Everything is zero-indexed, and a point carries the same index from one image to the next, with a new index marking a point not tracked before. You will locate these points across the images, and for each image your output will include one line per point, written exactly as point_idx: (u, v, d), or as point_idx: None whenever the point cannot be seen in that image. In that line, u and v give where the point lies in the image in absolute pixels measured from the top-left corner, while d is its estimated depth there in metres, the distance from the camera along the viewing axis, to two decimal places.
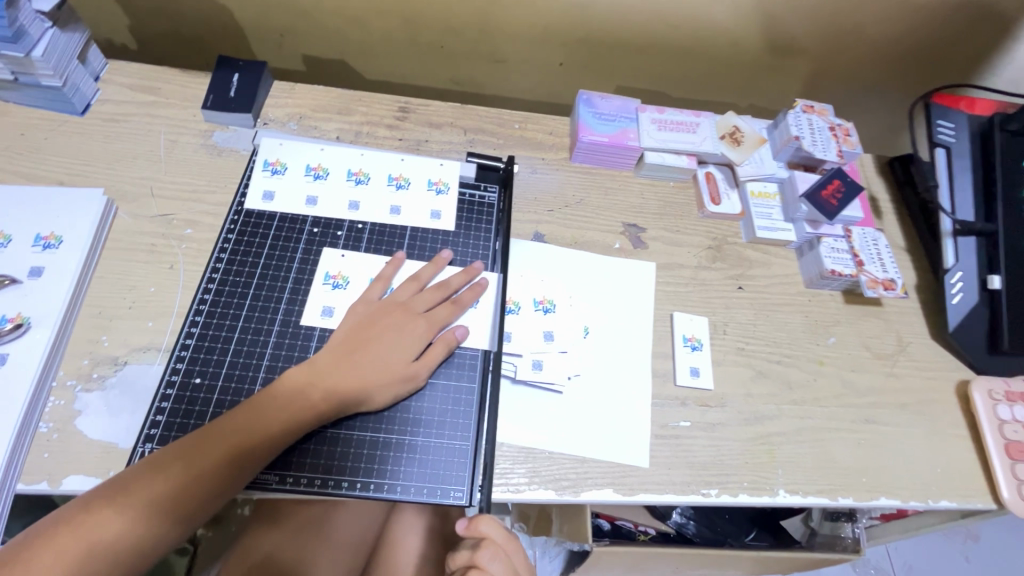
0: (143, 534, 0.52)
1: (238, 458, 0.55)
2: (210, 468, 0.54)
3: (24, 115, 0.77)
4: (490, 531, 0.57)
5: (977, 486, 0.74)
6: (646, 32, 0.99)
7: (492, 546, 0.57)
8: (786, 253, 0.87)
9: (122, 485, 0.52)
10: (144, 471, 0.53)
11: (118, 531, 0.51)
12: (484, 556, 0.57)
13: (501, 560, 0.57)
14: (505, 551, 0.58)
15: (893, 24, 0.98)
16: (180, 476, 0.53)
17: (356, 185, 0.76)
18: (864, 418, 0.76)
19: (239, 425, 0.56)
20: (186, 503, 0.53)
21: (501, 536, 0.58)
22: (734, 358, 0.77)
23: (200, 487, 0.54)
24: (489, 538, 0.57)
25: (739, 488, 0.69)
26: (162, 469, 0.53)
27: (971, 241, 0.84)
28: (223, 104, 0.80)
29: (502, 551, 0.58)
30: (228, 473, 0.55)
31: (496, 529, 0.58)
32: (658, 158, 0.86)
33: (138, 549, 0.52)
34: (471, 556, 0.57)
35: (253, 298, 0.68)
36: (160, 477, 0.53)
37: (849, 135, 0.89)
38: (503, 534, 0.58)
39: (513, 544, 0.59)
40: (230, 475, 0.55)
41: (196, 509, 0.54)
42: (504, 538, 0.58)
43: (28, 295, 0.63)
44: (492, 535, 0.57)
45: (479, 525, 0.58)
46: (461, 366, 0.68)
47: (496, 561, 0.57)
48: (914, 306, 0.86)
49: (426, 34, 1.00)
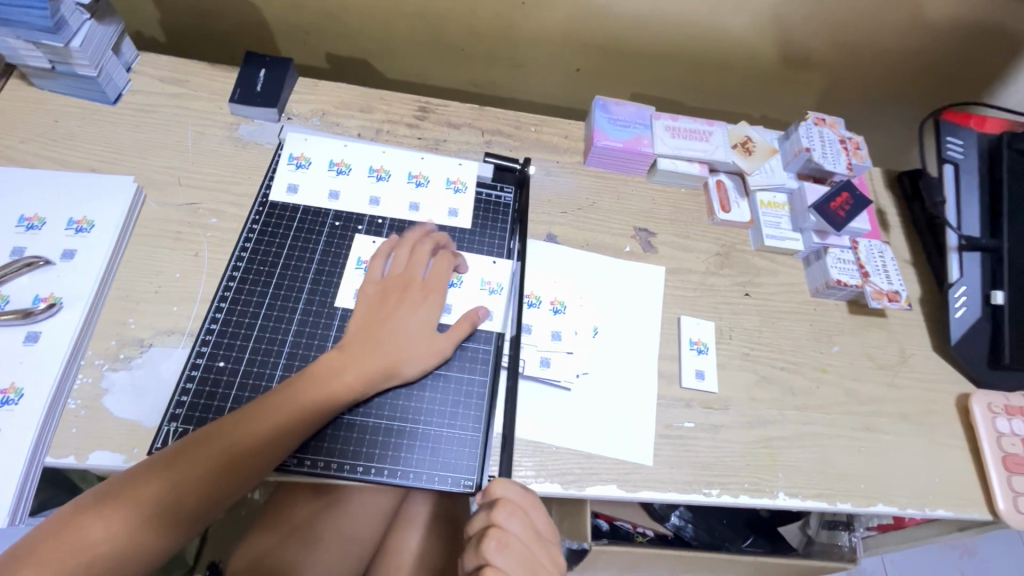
0: (172, 517, 0.54)
1: (275, 438, 0.58)
2: (249, 447, 0.57)
3: (58, 103, 0.79)
4: (504, 492, 0.58)
5: (973, 497, 0.75)
6: (662, 41, 1.01)
7: (508, 505, 0.57)
8: (793, 262, 0.89)
9: (160, 467, 0.54)
10: (185, 449, 0.55)
11: (167, 505, 0.53)
12: (501, 515, 0.56)
13: (519, 517, 0.57)
14: (523, 508, 0.58)
15: (906, 40, 0.99)
16: (216, 458, 0.55)
17: (377, 181, 0.78)
18: (865, 426, 0.77)
19: (281, 402, 0.59)
20: (227, 481, 0.56)
21: (518, 496, 0.59)
22: (739, 362, 0.79)
23: (245, 463, 0.56)
24: (504, 498, 0.58)
25: (740, 489, 0.70)
26: (194, 455, 0.55)
27: (976, 256, 0.85)
28: (250, 99, 0.82)
29: (520, 508, 0.58)
30: (269, 451, 0.58)
31: (510, 489, 0.59)
32: (670, 164, 0.88)
33: (176, 527, 0.54)
34: (487, 517, 0.57)
35: (276, 287, 0.70)
36: (202, 456, 0.55)
37: (859, 149, 0.91)
38: (518, 494, 0.59)
39: (532, 503, 0.59)
40: (273, 453, 0.58)
41: (234, 488, 0.56)
42: (519, 496, 0.58)
43: (60, 275, 0.66)
44: (507, 494, 0.58)
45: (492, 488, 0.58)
46: (474, 359, 0.70)
47: (514, 518, 0.56)
48: (917, 319, 0.87)
49: (447, 36, 1.02)
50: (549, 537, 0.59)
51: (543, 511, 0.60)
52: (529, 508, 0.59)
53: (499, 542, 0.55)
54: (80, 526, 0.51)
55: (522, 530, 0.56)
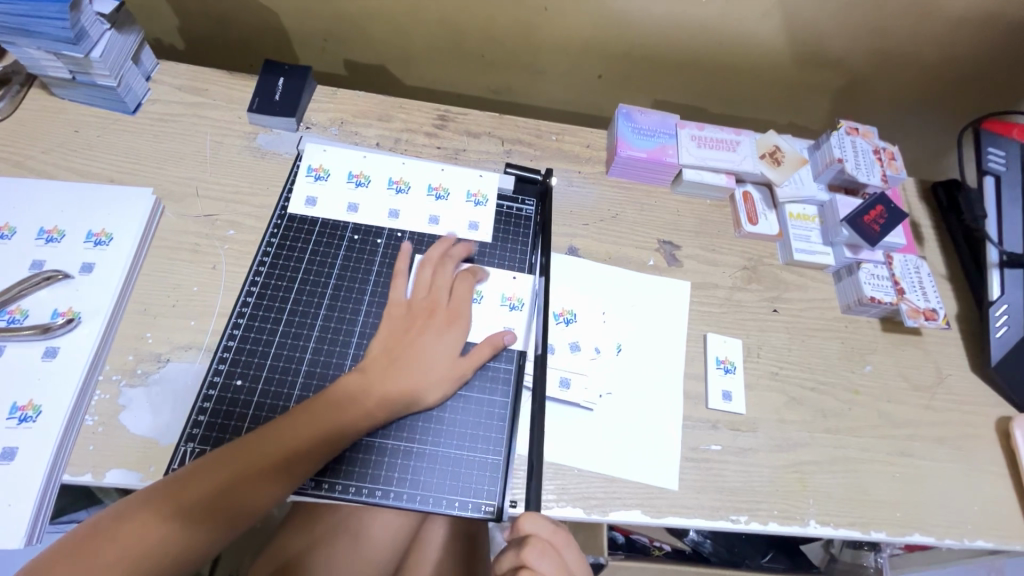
0: (199, 528, 0.53)
1: (299, 452, 0.57)
2: (271, 463, 0.56)
3: (78, 113, 0.79)
4: (535, 529, 0.54)
5: (1016, 528, 0.72)
6: (687, 47, 0.98)
7: (539, 544, 0.53)
8: (823, 277, 0.86)
9: (186, 477, 0.54)
10: (209, 461, 0.55)
11: (191, 514, 0.52)
12: (530, 555, 0.52)
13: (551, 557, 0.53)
14: (556, 544, 0.54)
15: (943, 47, 0.96)
16: (239, 466, 0.55)
17: (396, 193, 0.77)
18: (900, 450, 0.74)
19: (303, 418, 0.59)
20: (248, 494, 0.54)
21: (549, 531, 0.55)
22: (767, 382, 0.76)
23: (266, 476, 0.55)
24: (535, 535, 0.54)
25: (769, 516, 0.68)
26: (218, 465, 0.55)
27: (1019, 272, 0.81)
28: (269, 108, 0.81)
29: (552, 545, 0.54)
30: (290, 466, 0.56)
31: (540, 525, 0.54)
32: (696, 175, 0.85)
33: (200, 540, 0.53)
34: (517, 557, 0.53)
35: (295, 302, 0.69)
36: (227, 466, 0.55)
37: (894, 159, 0.87)
38: (550, 530, 0.55)
39: (564, 539, 0.55)
40: (294, 466, 0.57)
41: (255, 502, 0.55)
42: (551, 534, 0.54)
43: (79, 289, 0.65)
44: (536, 531, 0.54)
45: (522, 523, 0.54)
46: (495, 380, 0.68)
47: (546, 559, 0.52)
48: (954, 337, 0.84)
49: (466, 42, 1.01)
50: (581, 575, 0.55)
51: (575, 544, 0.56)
52: (562, 541, 0.55)
53: None
54: (111, 531, 0.50)
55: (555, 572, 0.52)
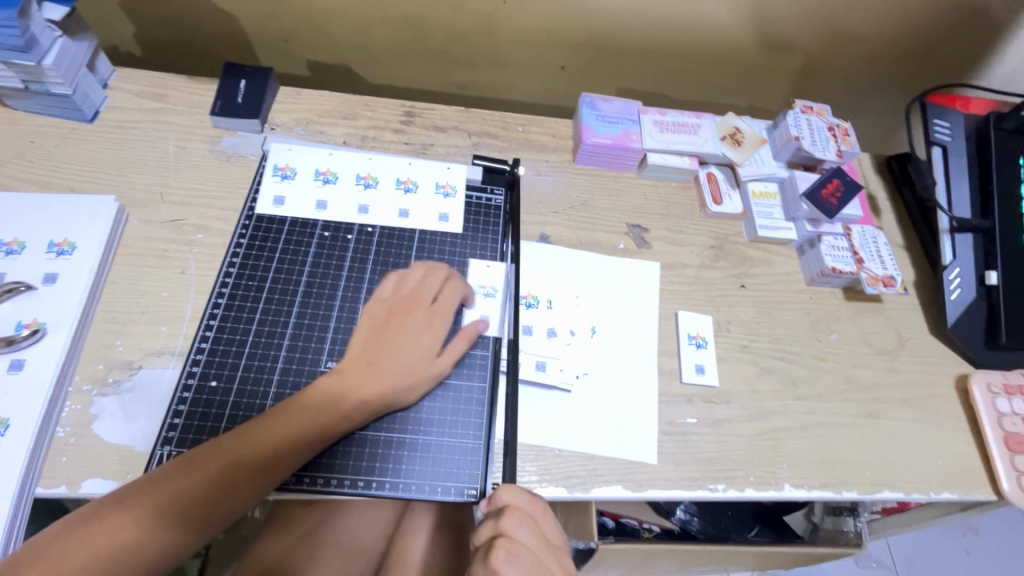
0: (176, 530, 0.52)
1: (272, 460, 0.56)
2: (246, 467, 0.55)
3: (33, 123, 0.77)
4: (512, 500, 0.55)
5: (977, 478, 0.75)
6: (645, 35, 1.00)
7: (516, 513, 0.54)
8: (787, 252, 0.88)
9: (161, 479, 0.53)
10: (184, 465, 0.54)
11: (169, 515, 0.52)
12: (509, 522, 0.53)
13: (528, 525, 0.53)
14: (532, 515, 0.55)
15: (886, 28, 1.00)
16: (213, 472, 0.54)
17: (364, 189, 0.77)
18: (867, 412, 0.77)
19: (277, 425, 0.57)
20: (223, 496, 0.54)
21: (526, 502, 0.56)
22: (738, 355, 0.78)
23: (241, 480, 0.54)
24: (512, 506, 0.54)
25: (746, 483, 0.70)
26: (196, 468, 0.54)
27: (968, 237, 0.85)
28: (231, 110, 0.80)
29: (528, 515, 0.54)
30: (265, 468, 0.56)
31: (518, 496, 0.55)
32: (660, 159, 0.87)
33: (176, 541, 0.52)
34: (496, 526, 0.53)
35: (267, 300, 0.69)
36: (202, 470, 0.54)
37: (847, 135, 0.91)
38: (525, 498, 0.56)
39: (540, 507, 0.56)
40: (269, 471, 0.56)
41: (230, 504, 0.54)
42: (528, 503, 0.55)
43: (44, 300, 0.64)
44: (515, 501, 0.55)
45: (500, 495, 0.55)
46: (472, 367, 0.69)
47: (523, 528, 0.53)
48: (913, 303, 0.87)
49: (429, 38, 1.01)
50: (561, 550, 0.55)
51: (552, 518, 0.56)
52: (542, 556, 0.52)
53: (507, 554, 0.51)
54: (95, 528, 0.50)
55: (532, 541, 0.53)
